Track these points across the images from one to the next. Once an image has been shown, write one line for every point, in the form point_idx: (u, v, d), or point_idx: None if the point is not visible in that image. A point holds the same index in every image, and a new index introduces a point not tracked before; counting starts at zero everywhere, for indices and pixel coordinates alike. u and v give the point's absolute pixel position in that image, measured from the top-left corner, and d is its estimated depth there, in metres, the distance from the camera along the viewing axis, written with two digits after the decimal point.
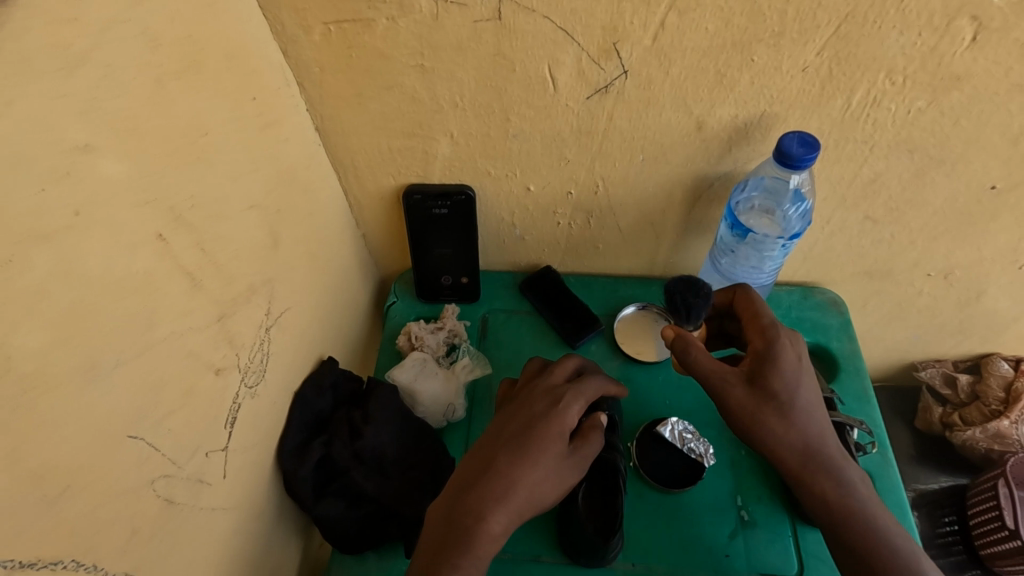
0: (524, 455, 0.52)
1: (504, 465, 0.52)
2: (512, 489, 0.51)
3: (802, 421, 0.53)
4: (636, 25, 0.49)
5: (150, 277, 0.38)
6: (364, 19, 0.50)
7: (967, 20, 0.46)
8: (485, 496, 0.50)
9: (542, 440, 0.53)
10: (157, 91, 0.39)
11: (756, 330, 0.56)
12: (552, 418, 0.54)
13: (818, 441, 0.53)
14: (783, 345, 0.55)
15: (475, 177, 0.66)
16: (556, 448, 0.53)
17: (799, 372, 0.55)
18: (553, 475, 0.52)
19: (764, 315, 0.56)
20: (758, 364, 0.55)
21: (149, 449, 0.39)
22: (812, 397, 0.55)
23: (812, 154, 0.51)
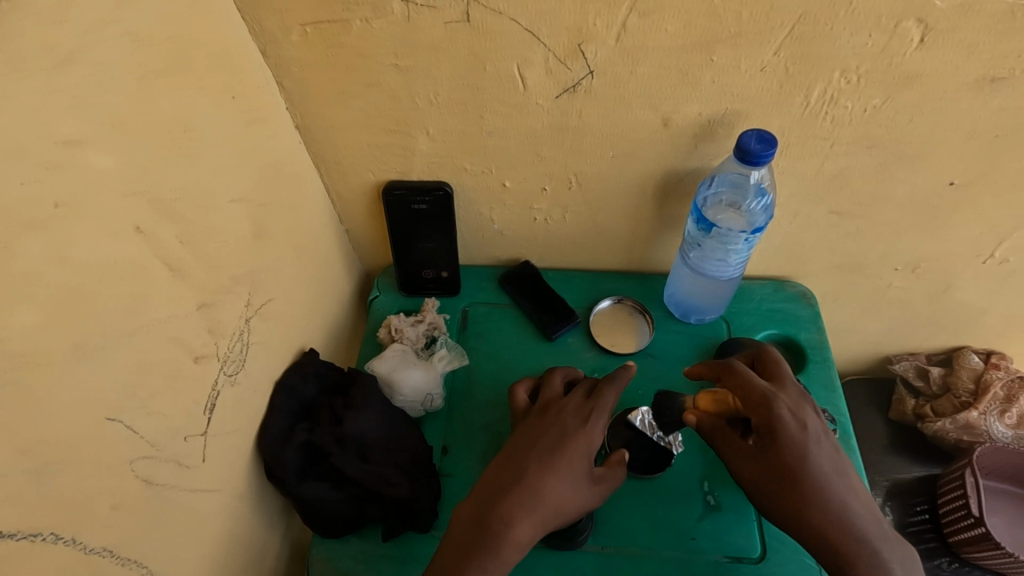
0: (553, 469, 0.56)
1: (534, 477, 0.55)
2: (540, 501, 0.54)
3: (819, 492, 0.51)
4: (600, 26, 0.51)
5: (134, 266, 0.40)
6: (340, 20, 0.52)
7: (912, 22, 0.49)
8: (515, 505, 0.53)
9: (570, 458, 0.57)
10: (141, 90, 0.40)
11: (756, 401, 0.53)
12: (580, 436, 0.58)
13: (822, 521, 0.50)
14: (783, 418, 0.52)
15: (453, 173, 0.67)
16: (582, 464, 0.57)
17: (805, 442, 0.52)
18: (576, 490, 0.56)
19: (754, 385, 0.54)
20: (767, 434, 0.53)
21: (130, 431, 0.40)
22: (829, 464, 0.52)
23: (771, 150, 0.53)
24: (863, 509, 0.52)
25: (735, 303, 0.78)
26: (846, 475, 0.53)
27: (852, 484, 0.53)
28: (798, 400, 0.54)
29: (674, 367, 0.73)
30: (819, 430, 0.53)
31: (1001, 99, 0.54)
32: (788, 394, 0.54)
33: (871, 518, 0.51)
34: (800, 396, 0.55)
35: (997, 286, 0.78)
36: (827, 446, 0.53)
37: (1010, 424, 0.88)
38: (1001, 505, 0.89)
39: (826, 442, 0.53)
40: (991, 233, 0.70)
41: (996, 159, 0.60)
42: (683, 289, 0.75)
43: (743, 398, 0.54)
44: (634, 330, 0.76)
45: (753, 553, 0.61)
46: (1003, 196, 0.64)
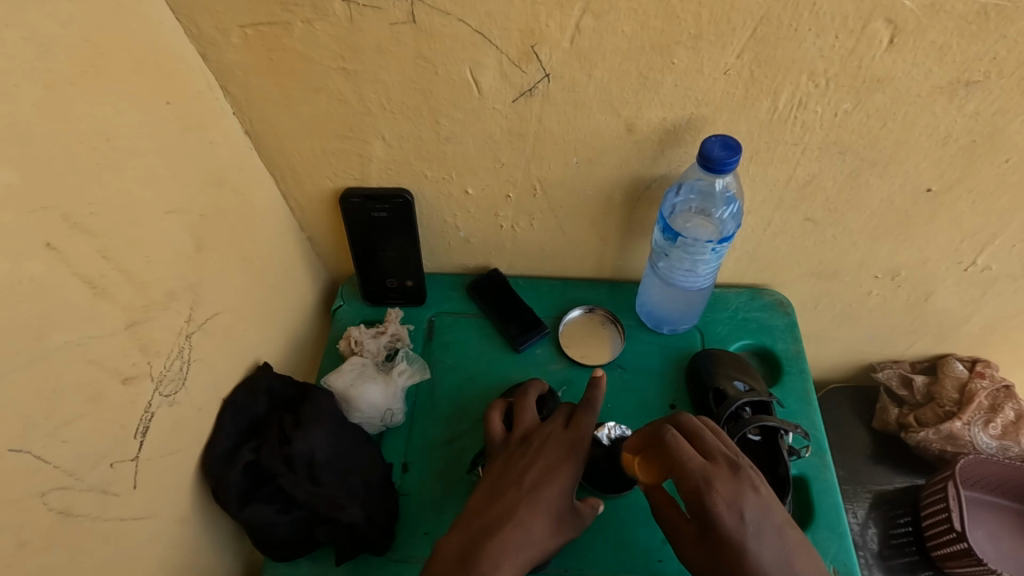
0: (541, 503, 0.54)
1: (524, 517, 0.53)
2: (527, 540, 0.52)
3: None
4: (553, 28, 0.48)
5: (40, 284, 0.37)
6: (279, 22, 0.50)
7: (881, 23, 0.46)
8: (504, 543, 0.50)
9: (557, 489, 0.55)
10: (49, 98, 0.38)
11: (688, 491, 0.49)
12: (568, 466, 0.56)
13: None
14: (717, 514, 0.47)
15: (413, 180, 0.65)
16: (566, 496, 0.55)
17: (742, 537, 0.47)
18: (554, 531, 0.54)
19: (686, 469, 0.49)
20: (704, 527, 0.48)
21: (38, 461, 0.38)
22: (772, 556, 0.47)
23: (735, 157, 0.51)
24: None
25: (710, 312, 0.76)
26: (795, 561, 0.47)
27: (801, 570, 0.47)
28: (735, 485, 0.48)
29: (644, 380, 0.70)
30: (761, 518, 0.48)
31: (976, 103, 0.52)
32: (722, 478, 0.48)
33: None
34: (738, 476, 0.49)
35: (980, 294, 0.76)
36: (771, 532, 0.48)
37: (995, 435, 0.86)
38: (984, 517, 0.87)
39: (769, 528, 0.48)
40: (972, 241, 0.67)
41: (973, 165, 0.58)
42: (652, 299, 0.73)
43: (676, 482, 0.50)
44: (605, 340, 0.73)
45: None
46: (982, 203, 0.62)
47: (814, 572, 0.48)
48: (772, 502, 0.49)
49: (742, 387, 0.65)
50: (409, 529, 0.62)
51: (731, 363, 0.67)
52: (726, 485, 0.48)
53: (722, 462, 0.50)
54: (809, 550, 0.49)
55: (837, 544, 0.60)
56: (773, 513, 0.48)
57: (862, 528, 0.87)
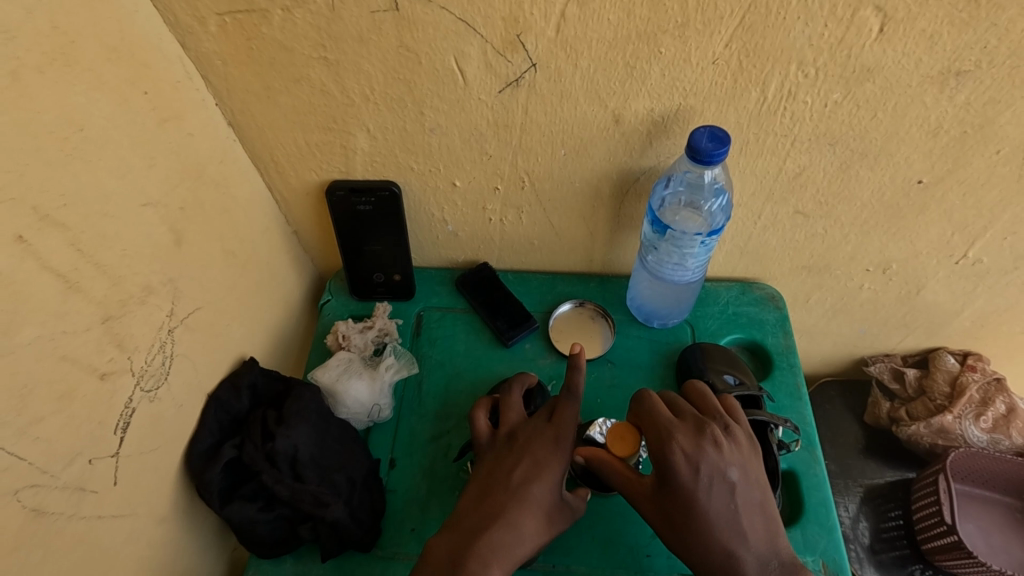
0: (527, 504, 0.53)
1: (513, 517, 0.52)
2: (515, 541, 0.51)
3: (706, 542, 0.48)
4: (537, 17, 0.48)
5: (8, 278, 0.37)
6: (257, 10, 0.48)
7: (871, 11, 0.45)
8: (491, 546, 0.50)
9: (545, 484, 0.54)
10: (15, 86, 0.37)
11: (653, 440, 0.52)
12: (553, 462, 0.55)
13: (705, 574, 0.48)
14: (673, 463, 0.50)
15: (399, 173, 0.64)
16: (555, 487, 0.55)
17: (694, 489, 0.49)
18: (546, 526, 0.54)
19: (654, 424, 0.52)
20: (661, 479, 0.51)
21: (10, 459, 0.37)
22: (721, 508, 0.49)
23: (724, 149, 0.50)
24: (762, 542, 0.49)
25: (701, 306, 0.75)
26: (744, 518, 0.49)
27: (749, 532, 0.48)
28: (697, 440, 0.51)
29: (634, 376, 0.70)
30: (716, 472, 0.49)
31: (967, 93, 0.51)
32: (683, 433, 0.51)
33: (758, 563, 0.47)
34: (701, 433, 0.51)
35: (971, 288, 0.76)
36: (724, 487, 0.49)
37: (986, 429, 0.86)
38: (975, 510, 0.87)
39: (722, 484, 0.49)
40: (963, 234, 0.67)
41: (964, 156, 0.57)
42: (642, 293, 0.73)
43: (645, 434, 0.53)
44: (595, 335, 0.73)
45: None
46: (973, 196, 0.61)
47: (764, 532, 0.49)
48: (734, 462, 0.50)
49: (732, 381, 0.64)
50: (396, 526, 0.61)
51: (720, 358, 0.67)
52: (686, 440, 0.51)
53: (691, 420, 0.52)
54: (762, 512, 0.50)
55: (826, 539, 0.60)
56: (731, 471, 0.50)
57: (854, 521, 0.88)
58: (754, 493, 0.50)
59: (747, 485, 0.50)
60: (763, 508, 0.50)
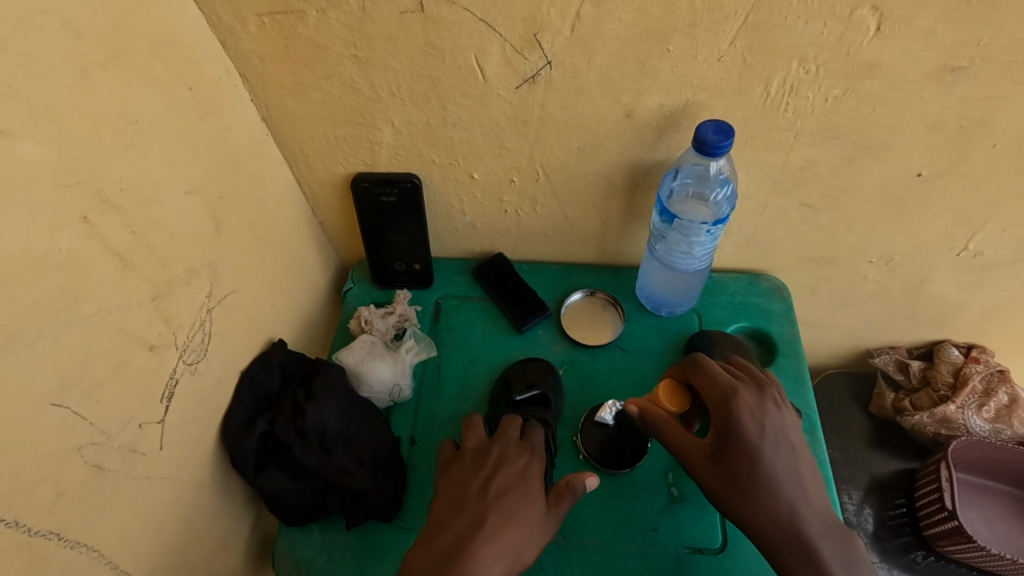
0: (511, 518, 0.51)
1: (494, 532, 0.49)
2: (501, 561, 0.48)
3: (769, 496, 0.51)
4: (554, 17, 0.51)
5: (74, 254, 0.40)
6: (294, 11, 0.52)
7: (868, 10, 0.48)
8: (476, 565, 0.47)
9: (527, 498, 0.52)
10: (81, 80, 0.41)
11: (717, 399, 0.55)
12: (531, 475, 0.54)
13: (761, 530, 0.51)
14: (740, 418, 0.53)
15: (421, 166, 0.67)
16: (535, 504, 0.53)
17: (761, 444, 0.52)
18: (533, 538, 0.51)
19: (716, 384, 0.56)
20: (725, 435, 0.53)
21: (75, 417, 0.41)
22: (783, 466, 0.52)
23: (728, 142, 0.53)
24: (817, 504, 0.52)
25: (708, 296, 0.78)
26: (802, 477, 0.53)
27: (807, 490, 0.52)
28: (760, 399, 0.55)
29: (643, 362, 0.73)
30: (780, 432, 0.53)
31: (964, 88, 0.53)
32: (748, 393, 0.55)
33: (818, 520, 0.51)
34: (762, 393, 0.55)
35: (975, 280, 0.78)
36: (785, 445, 0.53)
37: (988, 418, 0.88)
38: (979, 501, 0.89)
39: (784, 444, 0.53)
40: (965, 226, 0.69)
41: (963, 151, 0.60)
42: (651, 283, 0.76)
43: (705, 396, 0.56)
44: (606, 323, 0.76)
45: (713, 544, 0.61)
46: (973, 187, 0.64)
47: (818, 491, 0.53)
48: (791, 424, 0.55)
49: None
50: (415, 500, 0.65)
51: (728, 344, 0.70)
52: (749, 398, 0.55)
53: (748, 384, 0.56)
54: (816, 474, 0.54)
55: None
56: (790, 432, 0.54)
57: (859, 509, 0.90)
58: (809, 457, 0.54)
59: (808, 448, 0.54)
60: (818, 473, 0.54)
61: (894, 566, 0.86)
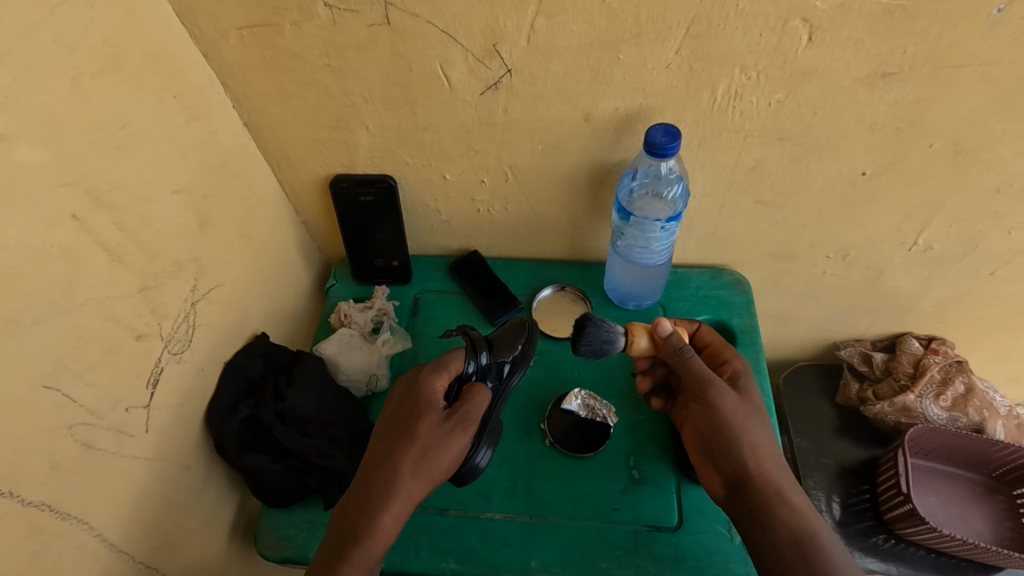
0: (399, 440, 0.55)
1: (382, 456, 0.55)
2: (396, 481, 0.54)
3: (767, 436, 0.60)
4: (512, 28, 0.55)
5: (67, 249, 0.44)
6: (271, 24, 0.56)
7: (799, 22, 0.52)
8: (369, 492, 0.53)
9: (412, 418, 0.56)
10: (74, 91, 0.44)
11: (730, 359, 0.66)
12: (419, 394, 0.58)
13: (761, 459, 0.58)
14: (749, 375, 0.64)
15: (396, 167, 0.71)
16: (434, 416, 0.56)
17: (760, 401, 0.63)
18: (435, 448, 0.55)
19: (726, 349, 0.67)
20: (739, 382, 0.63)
21: (66, 399, 0.45)
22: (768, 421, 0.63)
23: (676, 143, 0.57)
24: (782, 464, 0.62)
25: (673, 290, 0.82)
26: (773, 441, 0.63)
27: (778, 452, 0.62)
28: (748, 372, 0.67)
29: (610, 352, 0.77)
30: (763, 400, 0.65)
31: (896, 93, 0.58)
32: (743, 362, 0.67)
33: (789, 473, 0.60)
34: None
35: (927, 273, 0.82)
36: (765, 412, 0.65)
37: (945, 407, 0.92)
38: (939, 486, 0.93)
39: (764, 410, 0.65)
40: (912, 222, 0.73)
41: (902, 150, 0.63)
42: (616, 277, 0.79)
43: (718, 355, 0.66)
44: (575, 316, 0.79)
45: (670, 522, 0.65)
46: (915, 184, 0.68)
47: None
48: None
49: None
50: None
51: None
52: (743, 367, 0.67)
53: None
54: None
55: None
56: None
57: (827, 500, 0.93)
58: None
59: None
60: None
61: (856, 548, 0.90)
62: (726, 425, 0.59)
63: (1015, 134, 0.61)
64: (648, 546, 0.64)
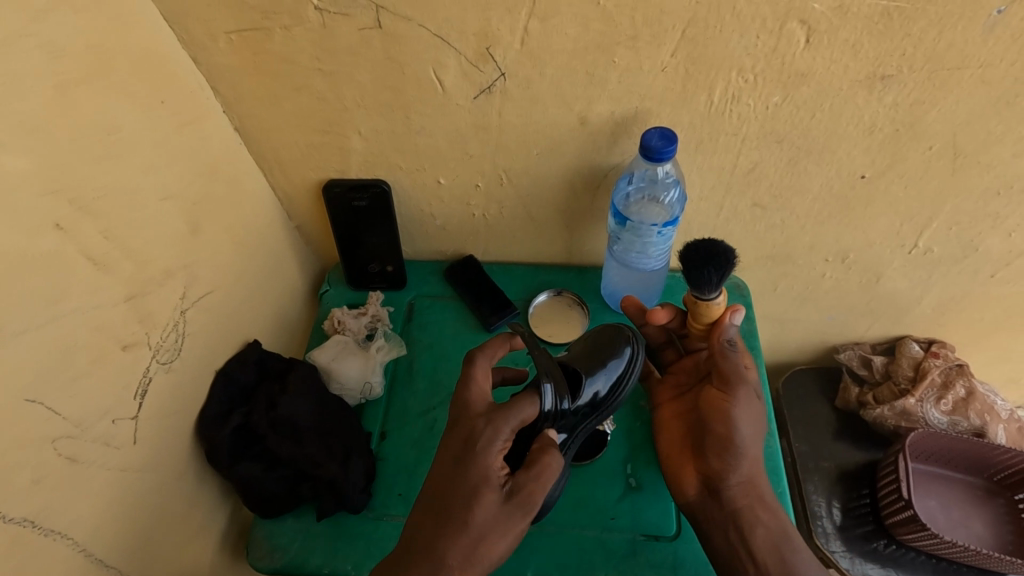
0: (451, 523, 0.47)
1: (431, 541, 0.47)
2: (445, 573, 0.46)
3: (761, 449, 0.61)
4: (505, 31, 0.54)
5: (50, 258, 0.43)
6: (261, 28, 0.55)
7: (797, 24, 0.51)
8: None
9: (466, 495, 0.48)
10: (59, 98, 0.44)
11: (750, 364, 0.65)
12: (476, 463, 0.49)
13: (752, 465, 0.60)
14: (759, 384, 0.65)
15: (389, 171, 0.70)
16: (492, 496, 0.48)
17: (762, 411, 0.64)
18: (492, 532, 0.48)
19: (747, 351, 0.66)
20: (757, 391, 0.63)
21: (50, 412, 0.44)
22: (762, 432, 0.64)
23: (671, 147, 0.56)
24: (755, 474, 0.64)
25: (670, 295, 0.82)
26: None
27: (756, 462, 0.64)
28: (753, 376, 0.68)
29: None
30: None
31: (894, 95, 0.57)
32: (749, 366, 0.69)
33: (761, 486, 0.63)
34: None
35: (926, 276, 0.81)
36: None
37: (946, 410, 0.91)
38: (940, 489, 0.93)
39: None
40: (910, 224, 0.72)
41: (900, 152, 0.63)
42: (613, 281, 0.79)
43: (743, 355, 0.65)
44: (572, 321, 0.79)
45: (668, 531, 0.64)
46: (914, 187, 0.67)
47: None
48: None
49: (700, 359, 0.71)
50: (385, 491, 0.68)
51: None
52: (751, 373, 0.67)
53: None
54: None
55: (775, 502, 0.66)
56: None
57: (826, 504, 0.93)
58: None
59: None
60: None
61: (855, 554, 0.89)
62: (737, 429, 0.60)
63: (1014, 136, 0.60)
64: (645, 554, 0.63)
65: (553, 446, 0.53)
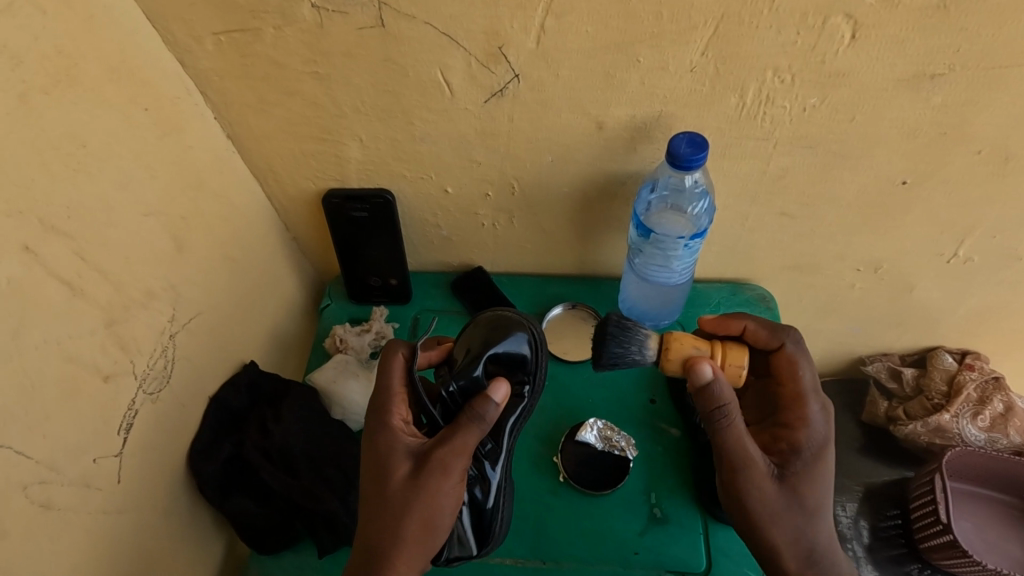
0: (376, 495, 0.49)
1: (368, 514, 0.49)
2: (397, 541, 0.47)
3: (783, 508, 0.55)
4: (517, 30, 0.50)
5: (17, 285, 0.39)
6: (250, 28, 0.51)
7: (841, 18, 0.47)
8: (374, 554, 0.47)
9: (378, 469, 0.49)
10: (25, 110, 0.39)
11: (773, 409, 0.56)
12: (375, 443, 0.51)
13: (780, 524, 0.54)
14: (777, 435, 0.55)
15: (391, 180, 0.66)
16: (404, 466, 0.49)
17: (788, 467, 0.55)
18: (420, 492, 0.47)
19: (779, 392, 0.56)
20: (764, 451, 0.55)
21: (18, 456, 0.39)
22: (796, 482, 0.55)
23: (701, 154, 0.52)
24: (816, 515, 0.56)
25: (689, 307, 0.77)
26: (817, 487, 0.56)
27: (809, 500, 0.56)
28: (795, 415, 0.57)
29: (622, 375, 0.71)
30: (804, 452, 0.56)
31: (943, 96, 0.52)
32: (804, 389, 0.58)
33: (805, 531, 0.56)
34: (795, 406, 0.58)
35: (963, 287, 0.76)
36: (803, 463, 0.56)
37: (983, 427, 0.86)
38: (973, 509, 0.88)
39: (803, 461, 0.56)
40: (951, 232, 0.67)
41: (943, 157, 0.58)
42: (631, 294, 0.74)
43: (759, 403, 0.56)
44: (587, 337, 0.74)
45: (697, 568, 0.60)
46: (956, 194, 0.62)
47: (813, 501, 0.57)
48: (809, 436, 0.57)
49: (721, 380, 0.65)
50: None
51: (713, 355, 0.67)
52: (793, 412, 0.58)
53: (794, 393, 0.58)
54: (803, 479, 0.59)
55: None
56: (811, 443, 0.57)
57: (854, 522, 0.87)
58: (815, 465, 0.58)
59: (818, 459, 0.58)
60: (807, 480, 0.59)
61: None
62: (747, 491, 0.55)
63: None
64: None
65: (472, 413, 0.48)
